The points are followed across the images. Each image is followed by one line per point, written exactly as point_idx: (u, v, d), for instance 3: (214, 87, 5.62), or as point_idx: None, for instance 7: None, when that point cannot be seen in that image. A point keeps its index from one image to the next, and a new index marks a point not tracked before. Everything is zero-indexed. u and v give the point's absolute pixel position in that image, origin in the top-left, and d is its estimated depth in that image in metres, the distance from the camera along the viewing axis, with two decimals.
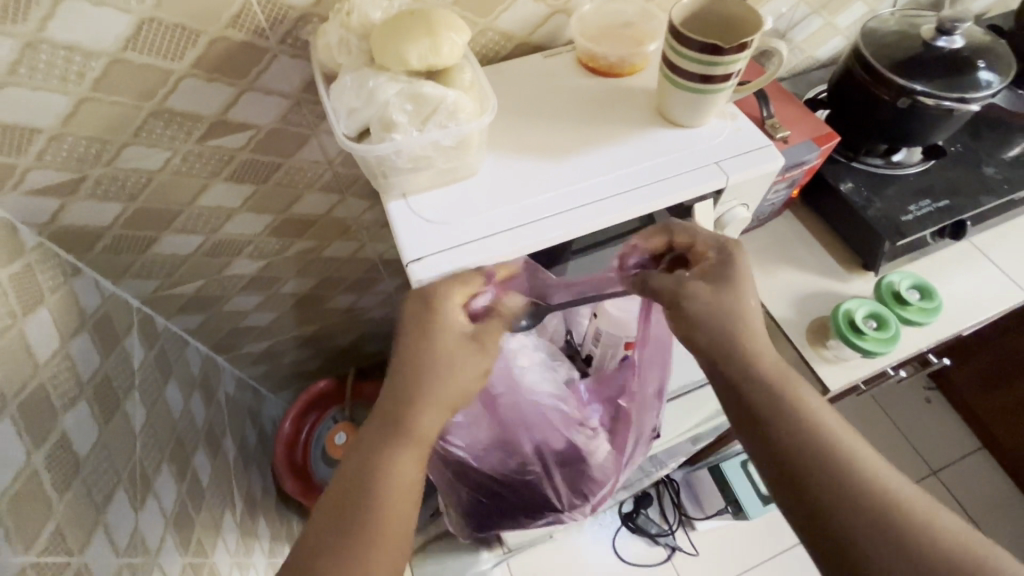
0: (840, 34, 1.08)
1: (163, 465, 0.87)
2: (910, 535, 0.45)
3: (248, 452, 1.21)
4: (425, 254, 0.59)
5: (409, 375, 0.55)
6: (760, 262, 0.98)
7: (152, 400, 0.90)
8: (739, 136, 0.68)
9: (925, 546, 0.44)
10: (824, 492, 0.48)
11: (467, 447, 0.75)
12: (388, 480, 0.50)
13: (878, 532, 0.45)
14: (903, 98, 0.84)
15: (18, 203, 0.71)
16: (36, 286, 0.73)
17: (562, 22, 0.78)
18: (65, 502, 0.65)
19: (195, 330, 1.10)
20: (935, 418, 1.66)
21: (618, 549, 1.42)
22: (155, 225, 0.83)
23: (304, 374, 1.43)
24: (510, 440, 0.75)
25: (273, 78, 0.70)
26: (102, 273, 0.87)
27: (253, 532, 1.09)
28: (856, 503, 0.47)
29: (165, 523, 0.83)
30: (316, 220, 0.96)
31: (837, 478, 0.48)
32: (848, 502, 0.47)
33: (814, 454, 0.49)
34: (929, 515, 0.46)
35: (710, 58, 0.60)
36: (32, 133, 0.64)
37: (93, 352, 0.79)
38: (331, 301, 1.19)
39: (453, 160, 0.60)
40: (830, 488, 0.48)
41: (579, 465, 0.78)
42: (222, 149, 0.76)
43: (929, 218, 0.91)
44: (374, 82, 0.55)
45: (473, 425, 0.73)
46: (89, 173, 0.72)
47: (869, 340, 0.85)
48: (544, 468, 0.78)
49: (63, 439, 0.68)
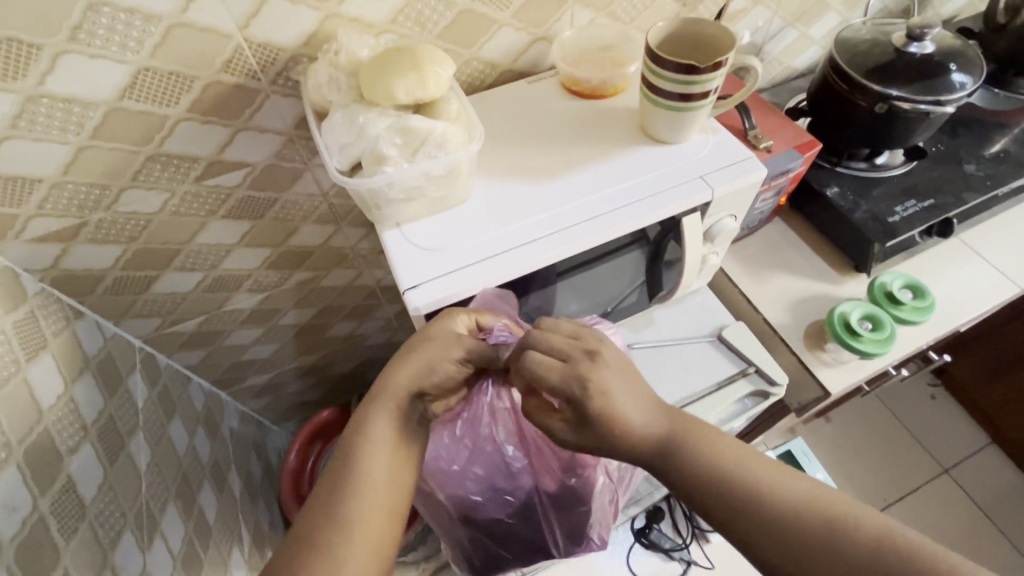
0: (815, 44, 1.11)
1: (169, 504, 0.87)
2: (853, 556, 0.46)
3: (254, 486, 1.20)
4: (421, 281, 0.61)
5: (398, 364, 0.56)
6: (754, 270, 0.99)
7: (157, 439, 0.90)
8: (721, 149, 0.70)
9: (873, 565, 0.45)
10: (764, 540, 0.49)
11: (463, 495, 0.72)
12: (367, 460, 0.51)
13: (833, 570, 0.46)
14: (880, 103, 0.86)
15: (20, 251, 0.73)
16: (39, 332, 0.74)
17: (543, 48, 0.80)
18: (71, 547, 0.65)
19: (196, 366, 1.10)
20: (942, 415, 1.65)
21: (633, 566, 1.37)
22: (155, 264, 0.85)
23: (307, 404, 1.43)
24: (504, 486, 0.72)
25: (266, 117, 0.72)
26: (104, 315, 0.88)
27: (260, 568, 1.08)
28: (800, 551, 0.48)
29: (174, 563, 0.82)
30: (314, 250, 0.97)
31: (777, 529, 0.49)
32: (793, 547, 0.48)
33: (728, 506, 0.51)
34: (864, 525, 0.47)
35: (688, 77, 0.62)
36: (33, 183, 0.66)
37: (97, 394, 0.79)
38: (331, 330, 1.20)
39: (444, 188, 0.62)
40: (771, 535, 0.49)
41: (578, 505, 0.74)
42: (218, 188, 0.78)
43: (916, 218, 0.93)
44: (364, 117, 0.57)
45: (464, 474, 0.70)
46: (90, 218, 0.73)
47: (865, 341, 0.86)
48: (540, 511, 0.76)
49: (69, 483, 0.68)
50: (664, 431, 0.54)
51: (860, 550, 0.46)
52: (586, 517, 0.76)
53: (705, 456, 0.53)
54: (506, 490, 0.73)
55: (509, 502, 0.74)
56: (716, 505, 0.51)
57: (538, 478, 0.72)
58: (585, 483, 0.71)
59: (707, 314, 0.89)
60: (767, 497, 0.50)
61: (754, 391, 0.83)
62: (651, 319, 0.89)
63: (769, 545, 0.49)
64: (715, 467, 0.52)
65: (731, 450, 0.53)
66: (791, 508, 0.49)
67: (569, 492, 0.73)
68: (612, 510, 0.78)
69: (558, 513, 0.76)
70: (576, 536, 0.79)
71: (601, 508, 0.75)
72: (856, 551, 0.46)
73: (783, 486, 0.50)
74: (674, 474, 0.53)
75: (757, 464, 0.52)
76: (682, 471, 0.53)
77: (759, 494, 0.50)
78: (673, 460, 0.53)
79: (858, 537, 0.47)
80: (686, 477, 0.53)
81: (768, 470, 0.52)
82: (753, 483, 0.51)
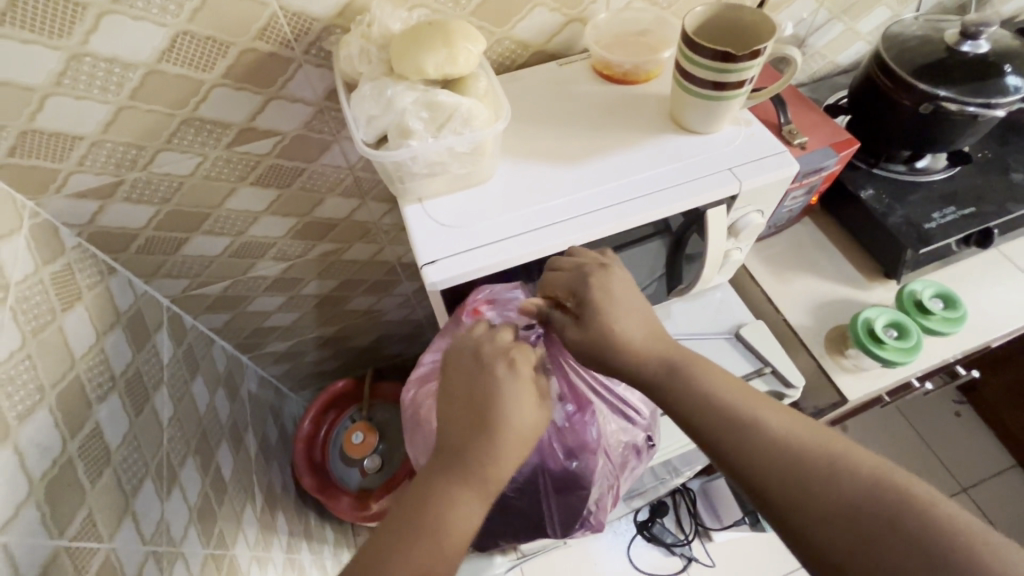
0: (861, 39, 1.07)
1: (188, 458, 0.90)
2: (853, 480, 0.45)
3: (270, 449, 1.24)
4: (440, 257, 0.61)
5: (474, 411, 0.53)
6: (778, 270, 0.97)
7: (179, 394, 0.94)
8: (753, 143, 0.69)
9: (868, 499, 0.43)
10: (758, 461, 0.49)
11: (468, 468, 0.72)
12: (438, 504, 0.48)
13: (828, 494, 0.45)
14: (926, 103, 0.83)
15: (60, 206, 0.76)
16: (74, 284, 0.77)
17: (577, 30, 0.79)
18: (96, 489, 0.68)
19: (219, 329, 1.13)
20: (964, 433, 1.60)
21: (633, 558, 1.43)
22: (185, 227, 0.87)
23: (324, 374, 1.46)
24: None
25: (298, 86, 0.73)
26: (136, 273, 0.92)
27: (273, 526, 1.11)
28: (790, 477, 0.47)
29: (189, 514, 0.86)
30: (337, 223, 0.99)
31: (771, 454, 0.48)
32: (785, 472, 0.47)
33: (725, 426, 0.51)
34: (867, 463, 0.45)
35: (722, 65, 0.61)
36: (74, 140, 0.69)
37: (125, 346, 0.83)
38: (351, 303, 1.22)
39: (467, 165, 0.62)
40: (765, 454, 0.48)
41: (578, 491, 0.73)
42: (248, 155, 0.80)
43: (954, 226, 0.89)
44: (392, 91, 0.57)
45: None
46: (126, 177, 0.76)
47: (889, 349, 0.84)
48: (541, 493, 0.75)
49: (96, 429, 0.71)
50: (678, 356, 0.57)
51: (863, 482, 0.44)
52: (587, 502, 0.75)
53: (712, 382, 0.54)
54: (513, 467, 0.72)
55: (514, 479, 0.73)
56: (712, 424, 0.52)
57: (541, 454, 0.72)
58: (588, 466, 0.72)
59: (726, 311, 0.88)
60: (763, 426, 0.50)
61: (767, 392, 0.82)
62: (668, 313, 0.88)
63: (761, 467, 0.48)
64: (714, 395, 0.53)
65: (739, 389, 0.54)
66: (792, 440, 0.48)
67: (570, 477, 0.72)
68: (612, 497, 0.77)
69: (559, 497, 0.75)
70: (575, 523, 0.77)
71: (601, 493, 0.75)
72: (852, 485, 0.44)
73: (784, 420, 0.50)
74: (672, 390, 0.55)
75: (764, 402, 0.52)
76: (684, 390, 0.54)
77: (759, 422, 0.50)
78: (677, 379, 0.55)
79: (859, 471, 0.45)
80: (689, 395, 0.54)
81: (773, 406, 0.52)
82: (754, 413, 0.51)
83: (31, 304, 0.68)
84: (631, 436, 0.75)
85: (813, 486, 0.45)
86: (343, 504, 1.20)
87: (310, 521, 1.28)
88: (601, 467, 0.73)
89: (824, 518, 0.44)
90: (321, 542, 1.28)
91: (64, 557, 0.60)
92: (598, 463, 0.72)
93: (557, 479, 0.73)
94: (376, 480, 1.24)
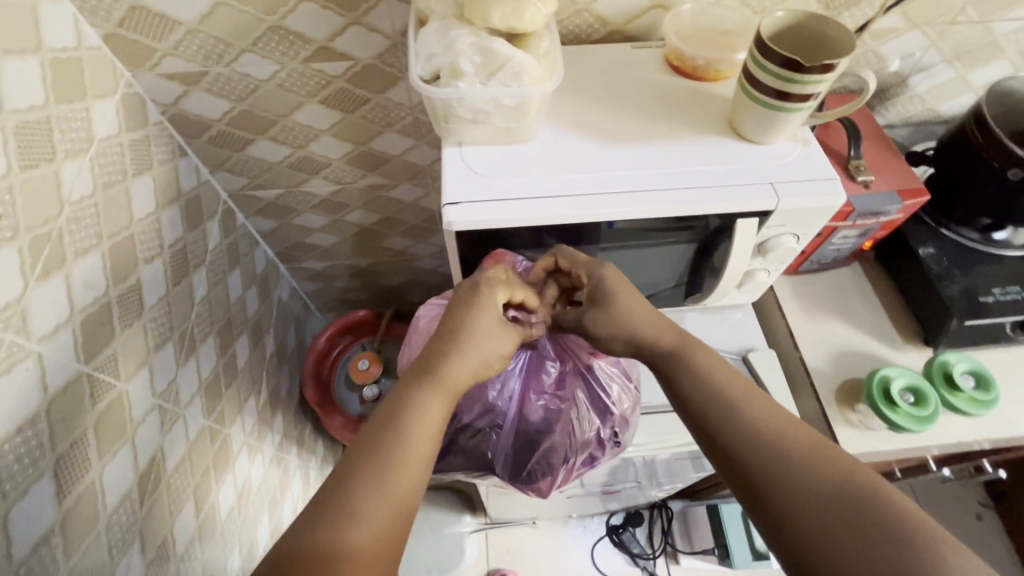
0: (972, 91, 0.99)
1: (210, 336, 0.99)
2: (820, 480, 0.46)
3: (285, 354, 1.33)
4: (462, 201, 0.64)
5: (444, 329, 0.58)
6: (809, 308, 0.93)
7: (215, 280, 1.02)
8: (805, 163, 0.66)
9: (826, 495, 0.45)
10: (737, 444, 0.50)
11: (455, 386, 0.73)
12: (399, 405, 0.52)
13: (800, 488, 0.46)
14: (1016, 169, 0.76)
15: (150, 82, 0.83)
16: (148, 156, 0.85)
17: (659, 16, 0.78)
18: (124, 335, 0.76)
19: (267, 233, 1.22)
20: (980, 538, 1.49)
21: (596, 559, 1.43)
22: (253, 128, 0.94)
23: (350, 303, 1.54)
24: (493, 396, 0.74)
25: (379, 16, 0.77)
26: (202, 161, 0.99)
27: (270, 423, 1.20)
28: (769, 464, 0.48)
29: (199, 385, 0.94)
30: (389, 159, 1.03)
31: (751, 440, 0.50)
32: (762, 462, 0.48)
33: (714, 405, 0.53)
34: (831, 454, 0.47)
35: (790, 74, 0.58)
36: (174, 24, 0.75)
37: (178, 223, 0.91)
38: (388, 241, 1.27)
39: (510, 120, 0.64)
40: (747, 439, 0.50)
41: (542, 446, 0.74)
42: (322, 73, 0.84)
43: (1013, 306, 0.83)
44: (455, 32, 0.59)
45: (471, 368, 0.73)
46: (212, 69, 0.82)
47: (900, 413, 0.80)
48: (506, 438, 0.74)
49: (137, 285, 0.79)
50: (674, 341, 0.59)
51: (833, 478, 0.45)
52: (545, 458, 0.74)
53: (705, 374, 0.55)
54: (492, 396, 0.74)
55: (487, 409, 0.74)
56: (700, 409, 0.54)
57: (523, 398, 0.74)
58: (557, 421, 0.74)
59: (741, 333, 0.87)
60: (746, 413, 0.51)
61: None
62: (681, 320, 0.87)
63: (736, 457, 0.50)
64: (708, 383, 0.55)
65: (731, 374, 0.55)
66: (771, 437, 0.49)
67: (540, 429, 0.74)
68: (564, 472, 0.76)
69: (521, 443, 0.74)
70: (523, 475, 0.75)
71: (558, 458, 0.74)
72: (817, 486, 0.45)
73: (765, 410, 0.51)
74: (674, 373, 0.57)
75: (750, 393, 0.53)
76: (675, 377, 0.57)
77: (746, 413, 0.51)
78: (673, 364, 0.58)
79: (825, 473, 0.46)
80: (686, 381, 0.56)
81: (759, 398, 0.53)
82: (732, 397, 0.53)
83: (109, 161, 0.76)
84: (603, 424, 0.76)
85: (786, 477, 0.47)
86: (337, 423, 1.28)
87: (304, 431, 1.36)
88: (571, 421, 0.74)
89: (782, 508, 0.46)
90: (310, 452, 1.37)
91: (84, 382, 0.68)
92: (570, 415, 0.74)
93: (527, 419, 0.74)
94: (371, 408, 1.31)
